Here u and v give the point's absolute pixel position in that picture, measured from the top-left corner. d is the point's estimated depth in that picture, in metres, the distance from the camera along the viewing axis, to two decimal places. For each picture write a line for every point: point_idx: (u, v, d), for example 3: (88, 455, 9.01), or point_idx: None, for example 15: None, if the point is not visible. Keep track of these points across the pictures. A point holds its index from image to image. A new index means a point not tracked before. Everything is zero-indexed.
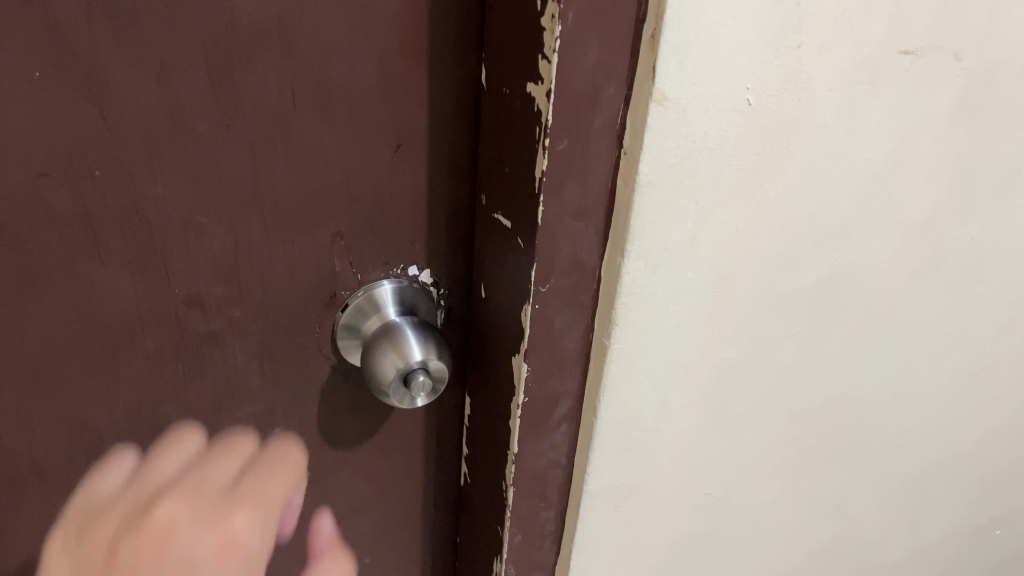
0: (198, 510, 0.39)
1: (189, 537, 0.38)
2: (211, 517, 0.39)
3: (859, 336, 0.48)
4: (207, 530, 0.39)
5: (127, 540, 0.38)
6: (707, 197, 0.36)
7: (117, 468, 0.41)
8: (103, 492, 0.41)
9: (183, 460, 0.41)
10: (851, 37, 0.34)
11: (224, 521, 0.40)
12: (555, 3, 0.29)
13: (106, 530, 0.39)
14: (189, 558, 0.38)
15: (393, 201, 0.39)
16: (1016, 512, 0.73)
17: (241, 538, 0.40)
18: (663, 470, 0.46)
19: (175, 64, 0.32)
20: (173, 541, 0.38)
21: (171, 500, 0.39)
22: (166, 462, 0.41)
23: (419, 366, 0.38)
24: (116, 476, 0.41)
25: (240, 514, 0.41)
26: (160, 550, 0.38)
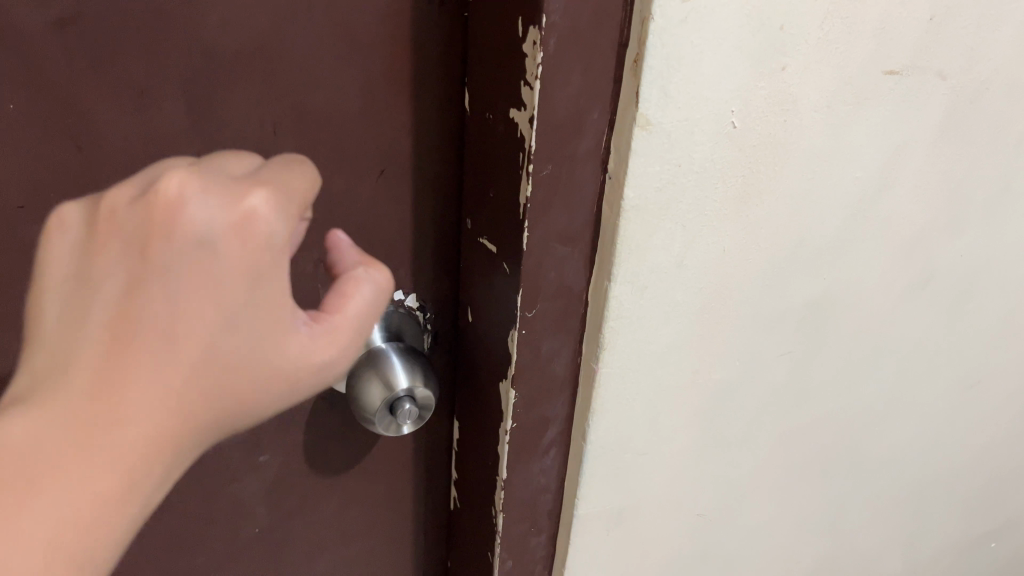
0: (229, 193, 0.26)
1: (189, 220, 0.25)
2: (231, 200, 0.25)
3: (850, 354, 0.47)
4: (233, 214, 0.25)
5: (127, 224, 0.25)
6: (694, 220, 0.36)
7: (123, 195, 0.26)
8: (146, 179, 0.27)
9: (234, 177, 0.27)
10: (836, 58, 0.34)
11: (249, 221, 0.25)
12: (536, 30, 0.29)
13: (106, 230, 0.25)
14: (202, 237, 0.25)
15: (377, 227, 0.39)
16: (1011, 524, 0.73)
17: (265, 217, 0.26)
18: (655, 493, 0.46)
19: (153, 94, 0.32)
20: (166, 223, 0.25)
21: (180, 176, 0.25)
22: (211, 171, 0.27)
23: (405, 394, 0.38)
24: (119, 199, 0.26)
25: (258, 197, 0.26)
26: (174, 222, 0.25)
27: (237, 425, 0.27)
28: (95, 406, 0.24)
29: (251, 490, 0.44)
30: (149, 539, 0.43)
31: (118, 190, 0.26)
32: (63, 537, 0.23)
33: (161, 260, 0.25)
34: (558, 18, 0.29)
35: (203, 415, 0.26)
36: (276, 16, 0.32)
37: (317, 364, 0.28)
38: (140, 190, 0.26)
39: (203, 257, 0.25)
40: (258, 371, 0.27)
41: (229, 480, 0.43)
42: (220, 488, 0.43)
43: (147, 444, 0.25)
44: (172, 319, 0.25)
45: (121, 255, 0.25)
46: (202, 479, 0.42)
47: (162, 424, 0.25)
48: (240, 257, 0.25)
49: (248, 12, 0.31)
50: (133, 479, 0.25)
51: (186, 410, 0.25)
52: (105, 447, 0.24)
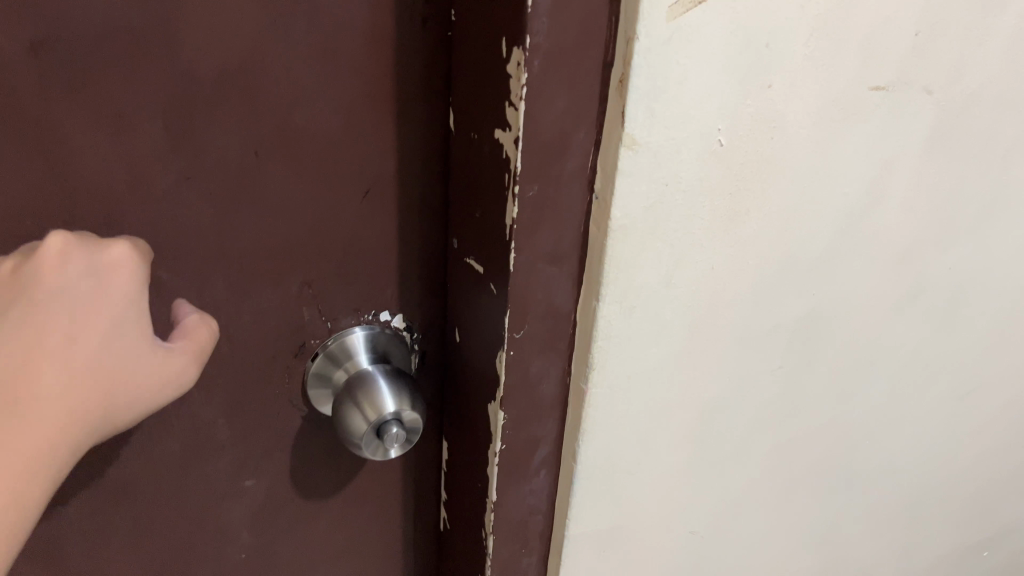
0: (93, 249, 0.30)
1: (81, 261, 0.29)
2: (98, 256, 0.30)
3: (839, 368, 0.47)
4: (101, 260, 0.30)
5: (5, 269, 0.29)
6: (682, 239, 0.35)
7: (28, 248, 0.30)
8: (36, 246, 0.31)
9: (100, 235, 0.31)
10: (822, 75, 0.34)
11: (116, 268, 0.30)
12: (520, 50, 0.28)
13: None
14: (84, 273, 0.29)
15: (362, 248, 0.39)
16: (1004, 533, 0.73)
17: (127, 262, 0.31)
18: (646, 511, 0.46)
19: (132, 117, 0.31)
20: (46, 262, 0.29)
21: (61, 235, 0.29)
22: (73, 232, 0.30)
23: (392, 418, 0.37)
24: (70, 234, 0.30)
25: (122, 248, 0.31)
26: (61, 259, 0.29)
27: (128, 415, 0.31)
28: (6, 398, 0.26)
29: (236, 515, 0.44)
30: (132, 564, 0.43)
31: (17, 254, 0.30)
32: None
33: (48, 287, 0.28)
34: (542, 38, 0.28)
35: (102, 407, 0.29)
36: (255, 37, 0.31)
37: (177, 382, 0.33)
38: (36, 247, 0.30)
39: (91, 289, 0.29)
40: (139, 375, 0.31)
41: (213, 504, 0.43)
42: (204, 513, 0.43)
43: (59, 427, 0.28)
44: (66, 327, 0.28)
45: (1, 291, 0.28)
46: (186, 504, 0.42)
47: (70, 410, 0.28)
48: (116, 297, 0.30)
49: (226, 34, 0.31)
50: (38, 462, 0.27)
51: (93, 400, 0.29)
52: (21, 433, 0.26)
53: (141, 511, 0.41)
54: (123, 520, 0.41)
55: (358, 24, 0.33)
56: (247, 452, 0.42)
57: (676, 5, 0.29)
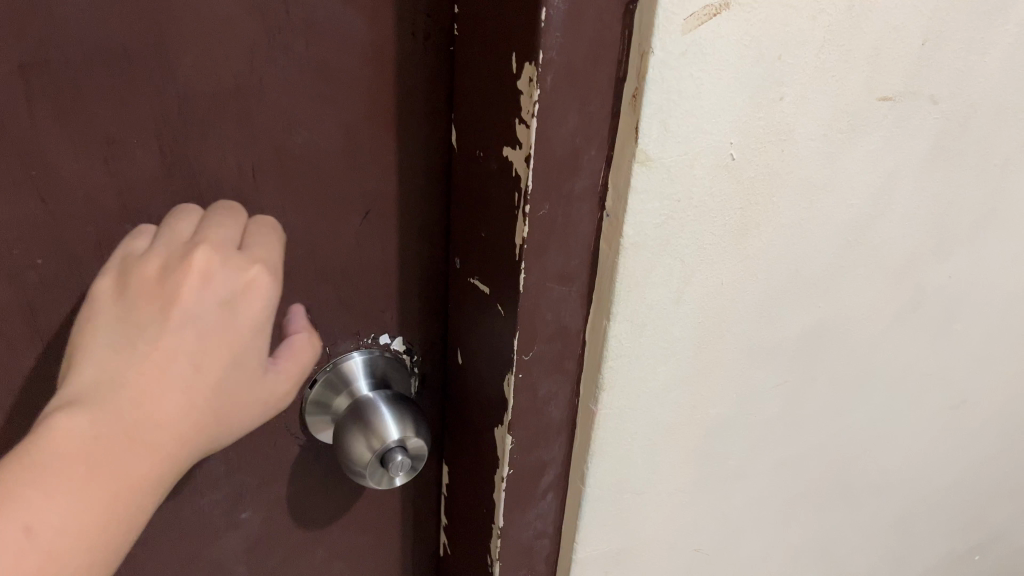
0: (230, 268, 0.30)
1: (221, 283, 0.29)
2: (232, 276, 0.29)
3: (842, 381, 0.47)
4: (240, 282, 0.30)
5: (154, 272, 0.29)
6: (693, 255, 0.34)
7: (176, 239, 0.30)
8: (182, 235, 0.30)
9: (234, 243, 0.30)
10: (833, 86, 0.33)
11: (250, 291, 0.30)
12: (533, 66, 0.27)
13: (141, 276, 0.29)
14: (226, 296, 0.29)
15: (362, 270, 0.37)
16: (995, 537, 0.73)
17: (265, 285, 0.30)
18: (653, 531, 0.45)
19: (122, 142, 0.30)
20: (190, 283, 0.28)
21: (206, 252, 0.29)
22: (214, 233, 0.30)
23: (397, 445, 0.36)
24: (214, 243, 0.30)
25: (258, 271, 0.30)
26: (204, 281, 0.29)
27: (235, 429, 0.31)
28: (130, 416, 0.26)
29: (233, 548, 0.42)
30: None
31: (161, 241, 0.30)
32: (94, 528, 0.25)
33: (184, 312, 0.28)
34: (555, 54, 0.27)
35: (214, 422, 0.29)
36: (252, 57, 0.30)
37: (278, 398, 0.33)
38: (180, 246, 0.29)
39: (225, 316, 0.29)
40: (251, 395, 0.31)
41: (207, 539, 0.41)
42: (199, 547, 0.41)
43: (170, 447, 0.27)
44: (193, 352, 0.28)
45: (145, 299, 0.28)
46: (181, 539, 0.41)
47: (183, 430, 0.28)
48: (246, 323, 0.30)
49: (222, 54, 0.30)
50: (150, 480, 0.27)
51: (204, 418, 0.29)
52: (140, 450, 0.26)
53: (134, 549, 0.39)
54: (115, 559, 0.39)
55: (356, 40, 0.31)
56: (243, 485, 0.40)
57: (691, 18, 0.28)
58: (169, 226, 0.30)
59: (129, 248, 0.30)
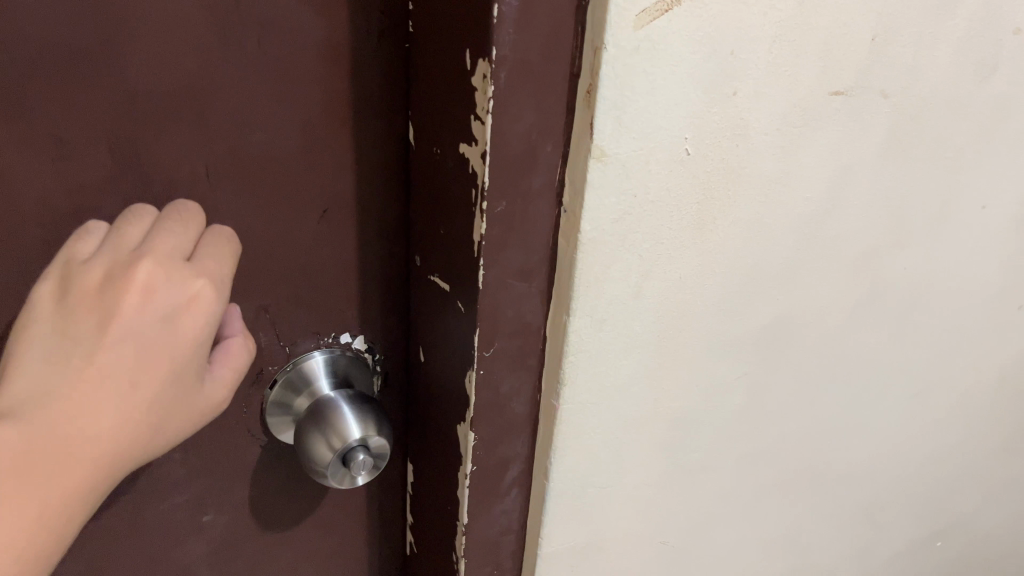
0: (173, 282, 0.29)
1: (164, 297, 0.28)
2: (176, 289, 0.29)
3: (804, 372, 0.47)
4: (182, 298, 0.29)
5: (94, 283, 0.28)
6: (651, 250, 0.35)
7: (120, 248, 0.29)
8: (127, 243, 0.29)
9: (182, 254, 0.30)
10: (785, 80, 0.34)
11: (195, 305, 0.29)
12: (486, 63, 0.27)
13: (80, 286, 0.28)
14: (167, 311, 0.28)
15: (321, 269, 0.37)
16: (956, 523, 0.74)
17: (207, 302, 0.30)
18: (619, 525, 0.45)
19: (73, 142, 0.30)
20: (131, 294, 0.28)
21: (150, 264, 0.28)
22: (160, 245, 0.29)
23: (359, 444, 0.36)
24: (160, 255, 0.29)
25: (202, 284, 0.30)
26: (146, 295, 0.28)
27: (174, 441, 0.31)
28: (65, 428, 0.26)
29: (196, 551, 0.42)
30: None
31: (105, 249, 0.29)
32: (16, 542, 0.25)
33: (123, 327, 0.27)
34: (508, 50, 0.27)
35: (153, 433, 0.29)
36: (205, 56, 0.30)
37: (216, 406, 0.32)
38: (123, 256, 0.29)
39: (166, 330, 0.28)
40: (190, 406, 0.31)
41: (170, 542, 0.41)
42: (161, 552, 0.41)
43: (106, 457, 0.27)
44: (133, 367, 0.28)
45: (84, 311, 0.28)
46: (142, 544, 0.40)
47: (120, 441, 0.28)
48: (188, 337, 0.29)
49: (175, 54, 0.29)
50: (81, 490, 0.27)
51: (142, 430, 0.28)
52: (72, 462, 0.26)
53: (93, 554, 0.39)
54: (74, 565, 0.39)
55: (310, 38, 0.31)
56: (205, 487, 0.40)
57: (643, 13, 0.28)
58: (118, 231, 0.30)
59: (72, 252, 0.30)
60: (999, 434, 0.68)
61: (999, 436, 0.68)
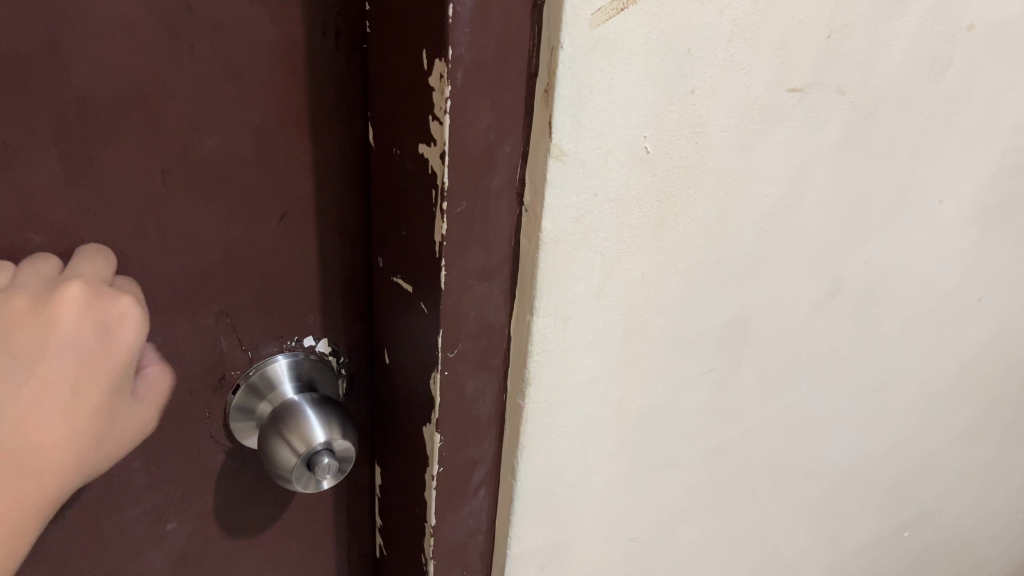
0: (104, 300, 0.30)
1: (96, 316, 0.29)
2: (109, 308, 0.30)
3: (767, 367, 0.48)
4: (113, 315, 0.30)
5: (23, 307, 0.28)
6: (613, 248, 0.35)
7: (42, 273, 0.30)
8: (48, 270, 0.30)
9: (105, 278, 0.31)
10: (741, 78, 0.34)
11: (125, 321, 0.30)
12: (442, 63, 0.27)
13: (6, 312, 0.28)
14: (100, 327, 0.30)
15: (282, 272, 0.37)
16: (923, 514, 0.75)
17: (136, 318, 0.31)
18: (587, 523, 0.45)
19: (23, 148, 0.29)
20: (65, 313, 0.29)
21: (80, 287, 0.29)
22: (85, 270, 0.30)
23: (323, 447, 0.36)
24: (88, 278, 0.30)
25: (129, 302, 0.31)
26: (82, 313, 0.29)
27: (106, 461, 0.32)
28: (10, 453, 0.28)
29: (159, 560, 0.42)
30: None
31: (26, 275, 0.29)
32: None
33: (59, 345, 0.29)
34: (464, 51, 0.27)
35: (88, 452, 0.30)
36: (157, 60, 0.29)
37: (144, 425, 0.33)
38: (50, 278, 0.29)
39: (101, 345, 0.30)
40: (121, 428, 0.32)
41: (133, 552, 0.40)
42: (123, 562, 0.40)
43: (49, 479, 0.29)
44: (73, 380, 0.29)
45: (16, 332, 0.28)
46: (103, 554, 0.40)
47: (59, 464, 0.29)
48: (121, 352, 0.30)
49: (125, 57, 0.29)
50: (28, 511, 0.28)
51: (81, 449, 0.30)
52: (23, 478, 0.28)
53: (52, 567, 0.38)
54: None
55: (265, 39, 0.31)
56: (168, 495, 0.40)
57: (598, 13, 0.28)
58: (32, 265, 0.30)
59: None
60: (961, 424, 0.69)
61: (963, 425, 0.70)
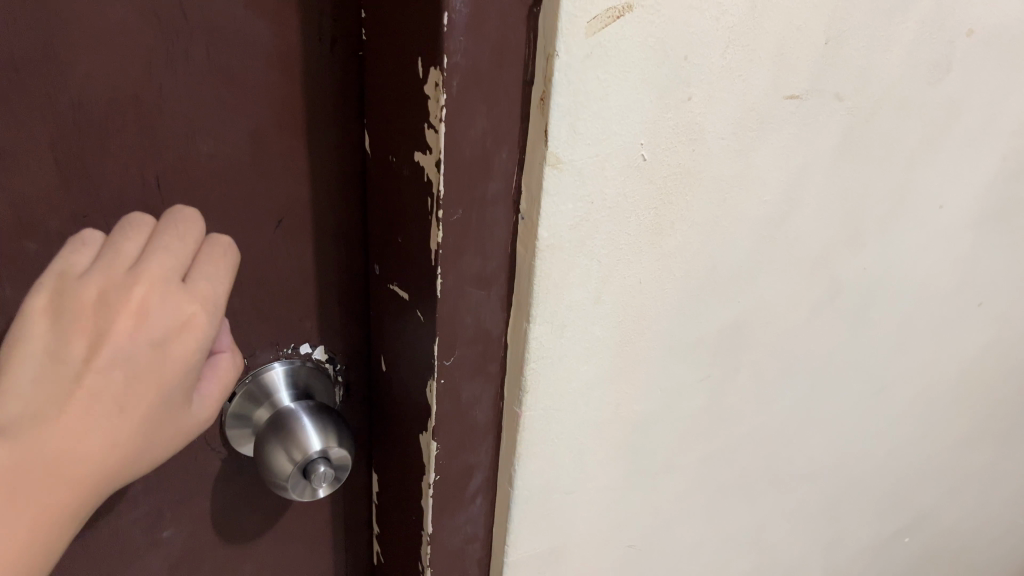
0: (169, 306, 0.28)
1: (155, 323, 0.28)
2: (168, 314, 0.28)
3: (764, 372, 0.48)
4: (173, 322, 0.28)
5: (92, 299, 0.27)
6: (610, 255, 0.35)
7: (117, 264, 0.28)
8: (125, 259, 0.29)
9: (180, 273, 0.29)
10: (739, 84, 0.34)
11: (184, 333, 0.29)
12: (438, 71, 0.27)
13: (79, 300, 0.27)
14: (159, 336, 0.28)
15: (278, 278, 0.37)
16: (921, 518, 0.75)
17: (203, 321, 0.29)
18: (584, 529, 0.45)
19: (15, 155, 0.29)
20: (121, 319, 0.27)
21: (144, 289, 0.28)
22: (153, 267, 0.29)
23: (319, 456, 0.36)
24: (153, 276, 0.28)
25: (198, 311, 0.29)
26: (138, 320, 0.27)
27: (157, 461, 0.30)
28: (53, 451, 0.26)
29: (154, 567, 0.41)
30: None
31: (101, 264, 0.28)
32: (6, 555, 0.25)
33: (110, 354, 0.27)
34: (459, 58, 0.27)
35: (136, 457, 0.29)
36: (150, 65, 0.29)
37: (201, 423, 0.32)
38: (121, 273, 0.28)
39: (152, 358, 0.28)
40: (177, 426, 0.30)
41: (127, 559, 0.40)
42: (118, 568, 0.40)
43: (91, 479, 0.27)
44: (118, 393, 0.27)
45: (75, 332, 0.27)
46: (97, 560, 0.39)
47: (102, 466, 0.27)
48: (177, 365, 0.29)
49: (116, 64, 0.29)
50: (69, 509, 0.27)
51: (120, 456, 0.28)
52: (62, 483, 0.26)
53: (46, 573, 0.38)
54: None
55: (260, 46, 0.31)
56: (162, 503, 0.39)
57: (594, 20, 0.28)
58: (116, 243, 0.29)
59: (69, 264, 0.29)
60: (959, 428, 0.69)
61: (961, 429, 0.70)
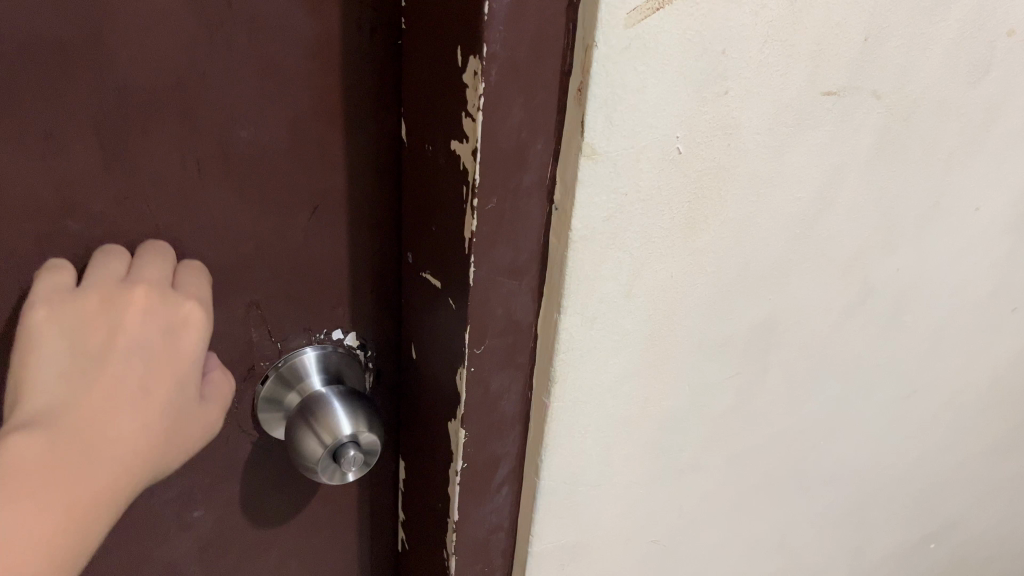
0: (167, 302, 0.31)
1: (160, 316, 0.31)
2: (169, 309, 0.31)
3: (794, 372, 0.47)
4: (175, 317, 0.31)
5: (94, 306, 0.30)
6: (642, 248, 0.35)
7: (108, 276, 0.31)
8: (116, 272, 0.31)
9: (167, 281, 0.32)
10: (775, 79, 0.34)
11: (186, 325, 0.32)
12: (476, 60, 0.27)
13: (76, 308, 0.30)
14: (164, 329, 0.31)
15: (313, 265, 0.37)
16: (949, 525, 0.74)
17: (200, 318, 0.32)
18: (609, 523, 0.45)
19: (61, 138, 0.30)
20: (130, 315, 0.30)
21: (144, 289, 0.31)
22: (147, 271, 0.31)
23: (349, 440, 0.36)
24: (151, 279, 0.31)
25: (192, 305, 0.32)
26: (145, 313, 0.30)
27: (176, 462, 0.32)
28: (83, 433, 0.27)
29: (184, 547, 0.42)
30: None
31: (94, 277, 0.31)
32: (46, 535, 0.25)
33: (127, 343, 0.30)
34: (499, 48, 0.27)
35: (160, 451, 0.30)
36: (193, 52, 0.30)
37: (209, 428, 0.33)
38: (118, 281, 0.31)
39: (166, 347, 0.31)
40: (192, 425, 0.32)
41: (159, 540, 0.41)
42: (150, 548, 0.41)
43: (127, 465, 0.28)
44: (141, 375, 0.29)
45: (87, 331, 0.29)
46: (130, 540, 0.40)
47: (137, 453, 0.29)
48: (185, 354, 0.31)
49: (161, 51, 0.29)
50: (108, 494, 0.27)
51: (157, 442, 0.30)
52: (97, 466, 0.27)
53: None
54: None
55: (301, 34, 0.31)
56: (194, 484, 0.40)
57: (633, 11, 0.28)
58: (99, 265, 0.31)
59: (53, 283, 0.31)
60: (989, 436, 0.68)
61: (991, 437, 0.69)
